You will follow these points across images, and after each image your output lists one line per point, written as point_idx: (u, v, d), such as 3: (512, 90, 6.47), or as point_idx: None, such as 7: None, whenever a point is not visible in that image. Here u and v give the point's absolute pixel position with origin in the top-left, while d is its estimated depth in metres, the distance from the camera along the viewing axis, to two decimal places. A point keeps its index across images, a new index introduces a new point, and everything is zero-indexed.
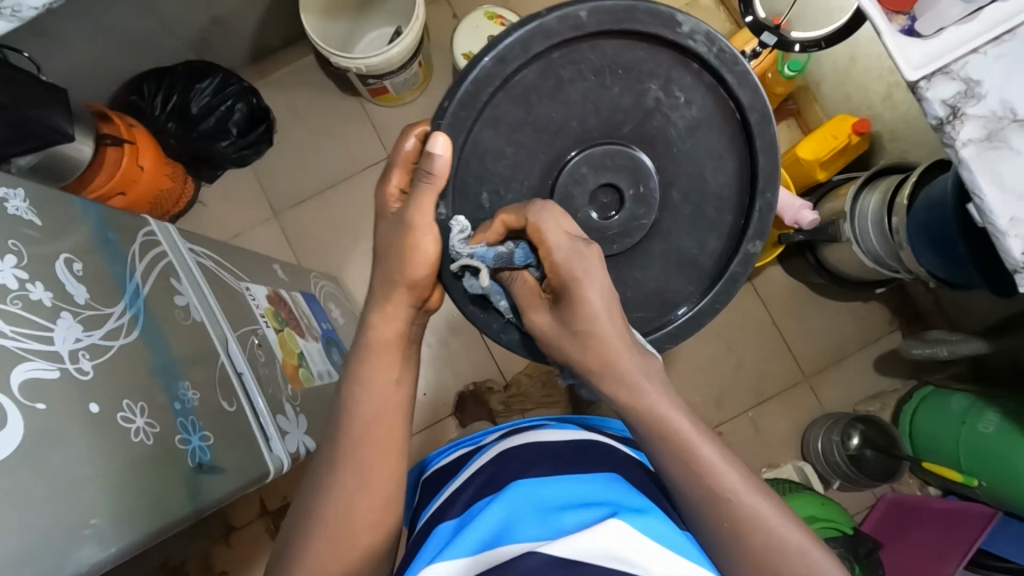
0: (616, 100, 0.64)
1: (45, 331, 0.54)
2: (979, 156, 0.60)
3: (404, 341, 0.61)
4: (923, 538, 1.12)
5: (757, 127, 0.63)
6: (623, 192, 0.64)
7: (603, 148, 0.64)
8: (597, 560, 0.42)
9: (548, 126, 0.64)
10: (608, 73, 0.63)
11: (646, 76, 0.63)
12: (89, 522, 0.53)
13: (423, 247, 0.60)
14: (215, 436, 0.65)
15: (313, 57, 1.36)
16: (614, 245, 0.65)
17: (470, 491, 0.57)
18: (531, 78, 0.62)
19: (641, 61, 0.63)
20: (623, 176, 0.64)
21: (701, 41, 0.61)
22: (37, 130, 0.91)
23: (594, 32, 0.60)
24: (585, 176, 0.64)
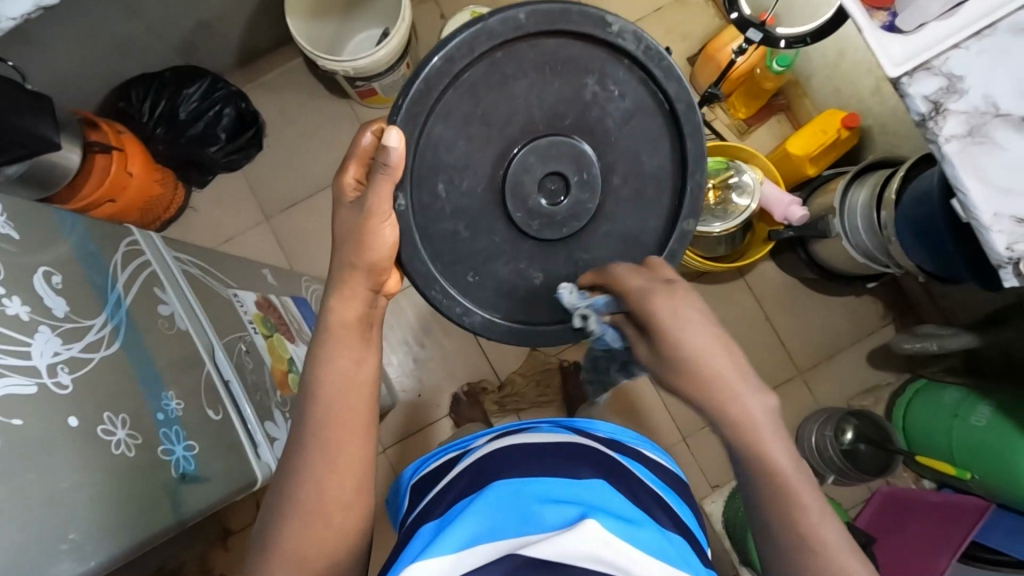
0: (558, 94, 0.63)
1: (22, 346, 0.54)
2: (962, 152, 0.60)
3: (367, 323, 0.60)
4: (918, 533, 1.12)
5: (684, 116, 0.64)
6: (570, 178, 0.63)
7: (546, 138, 0.62)
8: (578, 561, 0.42)
9: (501, 125, 0.63)
10: (549, 70, 0.62)
11: (583, 72, 0.63)
12: (68, 537, 0.53)
13: (382, 234, 0.58)
14: (200, 445, 0.65)
15: (301, 59, 1.35)
16: (563, 230, 0.64)
17: (453, 494, 0.56)
18: (478, 75, 0.61)
19: (578, 59, 0.62)
20: (569, 162, 0.63)
21: (630, 38, 0.61)
22: (23, 139, 0.91)
23: (533, 33, 0.60)
24: (533, 164, 0.63)
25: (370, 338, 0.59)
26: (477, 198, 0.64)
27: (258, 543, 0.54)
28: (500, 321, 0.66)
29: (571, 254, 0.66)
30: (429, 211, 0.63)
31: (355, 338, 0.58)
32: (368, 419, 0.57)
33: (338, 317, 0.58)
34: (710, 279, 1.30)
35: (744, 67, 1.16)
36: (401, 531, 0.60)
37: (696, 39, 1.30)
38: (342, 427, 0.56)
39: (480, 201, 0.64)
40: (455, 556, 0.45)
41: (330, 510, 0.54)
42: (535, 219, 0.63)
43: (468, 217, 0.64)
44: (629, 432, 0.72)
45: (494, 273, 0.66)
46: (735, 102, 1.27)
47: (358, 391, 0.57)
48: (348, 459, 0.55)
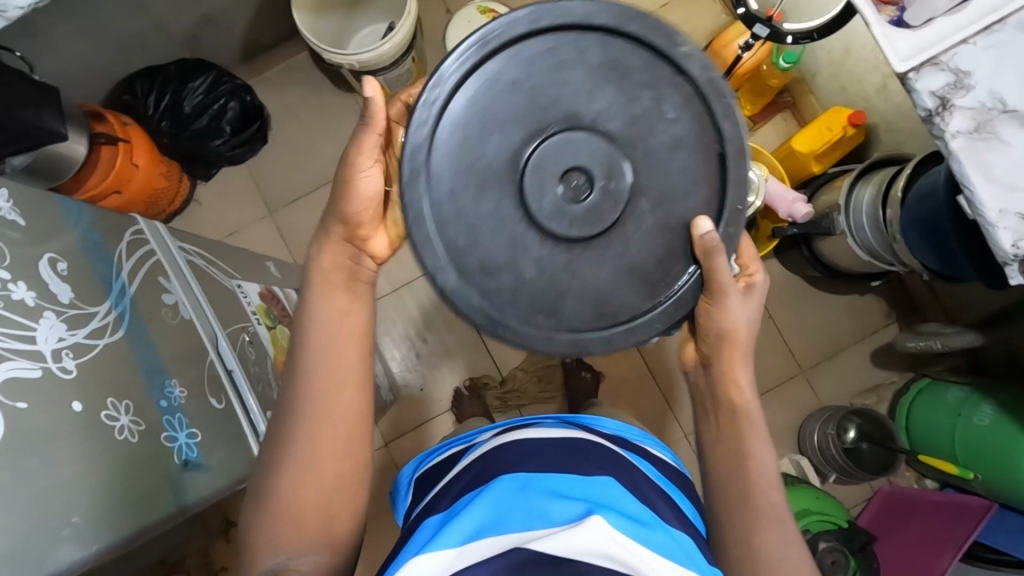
0: (607, 91, 0.55)
1: (28, 331, 0.54)
2: (968, 148, 0.60)
3: (353, 274, 0.61)
4: (919, 532, 1.12)
5: (734, 163, 0.55)
6: (595, 176, 0.54)
7: (580, 128, 0.54)
8: (585, 557, 0.42)
9: (536, 105, 0.54)
10: (607, 69, 0.55)
11: (646, 68, 0.55)
12: (71, 520, 0.53)
13: (361, 186, 0.58)
14: (202, 434, 0.65)
15: (306, 54, 1.35)
16: (571, 229, 0.54)
17: (458, 489, 0.57)
18: (536, 51, 0.55)
19: (638, 69, 0.55)
20: (599, 153, 0.54)
21: (700, 65, 0.55)
22: (31, 131, 0.91)
23: (600, 25, 0.54)
24: (560, 150, 0.54)
25: (356, 293, 0.60)
26: (487, 203, 0.55)
27: (260, 528, 0.55)
28: (472, 296, 0.55)
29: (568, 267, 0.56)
30: (435, 169, 0.55)
31: (340, 283, 0.60)
32: (354, 373, 0.58)
33: (325, 264, 0.60)
34: None
35: (750, 62, 1.14)
36: (408, 523, 0.60)
37: (701, 36, 1.29)
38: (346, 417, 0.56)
39: (484, 207, 0.55)
40: (458, 551, 0.45)
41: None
42: (544, 216, 0.54)
43: (462, 201, 0.55)
44: (634, 429, 0.72)
45: (483, 262, 0.55)
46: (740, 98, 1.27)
47: (343, 346, 0.58)
48: (333, 423, 0.56)
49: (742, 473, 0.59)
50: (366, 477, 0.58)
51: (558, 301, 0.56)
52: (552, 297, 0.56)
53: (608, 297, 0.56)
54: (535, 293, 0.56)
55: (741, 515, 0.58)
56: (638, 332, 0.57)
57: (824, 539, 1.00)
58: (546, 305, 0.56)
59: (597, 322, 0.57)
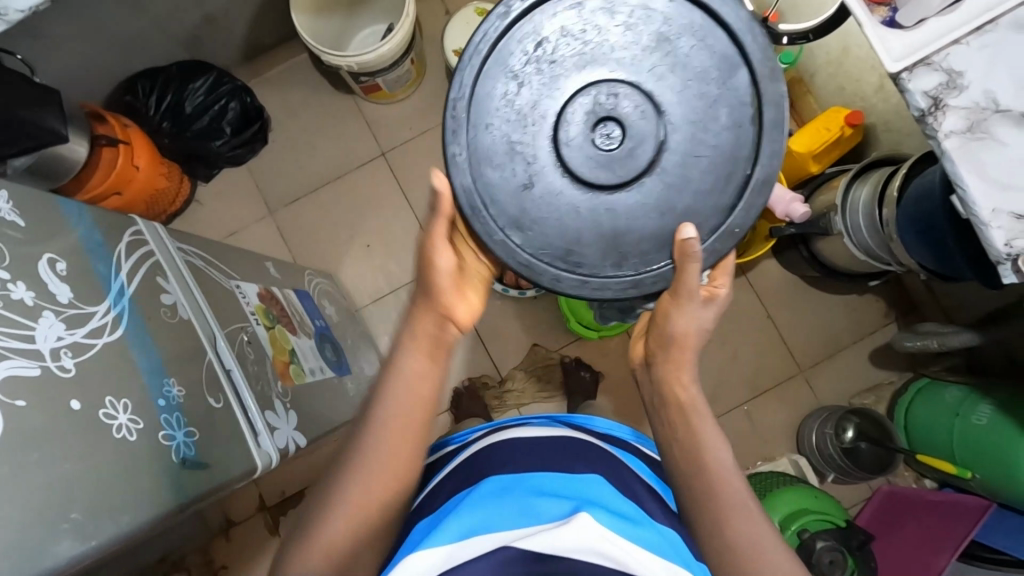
0: (679, 58, 0.58)
1: (26, 330, 0.55)
2: (962, 147, 0.60)
3: (443, 346, 0.61)
4: (916, 531, 1.12)
5: (753, 186, 0.58)
6: (630, 134, 0.57)
7: (637, 85, 0.57)
8: (573, 553, 0.43)
9: (606, 56, 0.57)
10: (691, 48, 0.58)
11: (727, 48, 0.58)
12: (69, 516, 0.53)
13: (439, 259, 0.59)
14: (200, 432, 0.66)
15: (307, 55, 1.36)
16: (581, 170, 0.57)
17: (447, 491, 0.57)
18: (637, 16, 0.58)
19: (716, 62, 0.58)
20: (646, 114, 0.57)
21: (773, 86, 0.58)
22: (32, 132, 0.92)
23: (705, 16, 0.58)
24: (610, 100, 0.57)
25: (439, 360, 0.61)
26: (519, 140, 0.58)
27: None
28: (467, 189, 0.59)
29: (548, 227, 0.59)
30: (497, 76, 0.59)
31: (427, 350, 0.60)
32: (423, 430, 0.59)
33: (416, 329, 0.60)
34: None
35: None
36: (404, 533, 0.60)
37: None
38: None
39: (513, 146, 0.59)
40: (449, 549, 0.45)
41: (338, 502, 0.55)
42: (567, 154, 0.57)
43: (501, 118, 0.59)
44: (624, 427, 0.72)
45: (487, 187, 0.59)
46: None
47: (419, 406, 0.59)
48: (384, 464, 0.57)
49: (713, 468, 0.56)
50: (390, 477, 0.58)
51: (533, 225, 0.59)
52: (530, 223, 0.59)
53: (573, 244, 0.59)
54: (517, 220, 0.59)
55: (706, 513, 0.55)
56: (590, 289, 0.59)
57: (823, 538, 1.00)
58: (522, 224, 0.59)
59: (559, 261, 0.59)
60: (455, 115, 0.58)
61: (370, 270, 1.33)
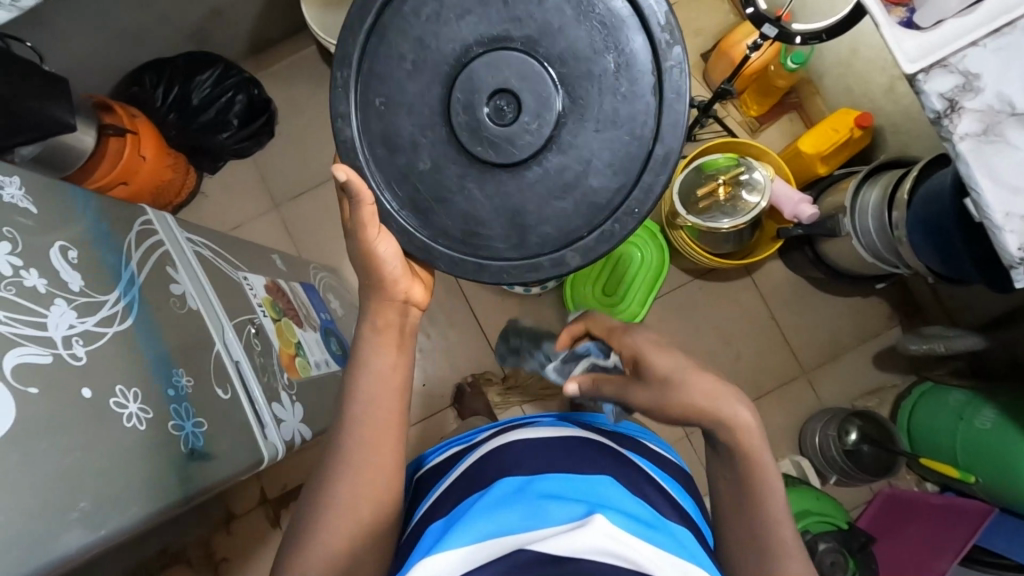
0: (573, 28, 0.57)
1: (39, 317, 0.54)
2: (977, 150, 0.60)
3: (404, 329, 0.62)
4: (916, 537, 1.12)
5: (654, 163, 0.58)
6: (522, 109, 0.57)
7: (523, 57, 0.57)
8: (587, 554, 0.42)
9: (499, 22, 0.57)
10: (586, 19, 0.58)
11: (621, 16, 0.58)
12: (78, 505, 0.53)
13: (380, 248, 0.59)
14: (208, 423, 0.66)
15: (314, 48, 1.35)
16: (479, 147, 0.58)
17: (456, 496, 0.56)
18: None
19: (613, 33, 0.58)
20: (538, 90, 0.57)
21: (669, 58, 0.57)
22: (40, 122, 0.92)
23: None
24: (500, 73, 0.57)
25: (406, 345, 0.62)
26: (414, 109, 0.60)
27: None
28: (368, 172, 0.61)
29: (447, 202, 0.60)
30: (392, 40, 0.60)
31: (393, 339, 0.61)
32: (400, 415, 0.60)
33: (377, 322, 0.61)
34: (718, 276, 1.30)
35: (759, 62, 1.14)
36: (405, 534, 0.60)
37: (709, 35, 1.30)
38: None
39: (405, 117, 0.60)
40: (463, 552, 0.45)
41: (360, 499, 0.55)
42: (457, 124, 0.58)
43: (394, 87, 0.60)
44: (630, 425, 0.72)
45: (383, 163, 0.61)
46: (747, 99, 1.27)
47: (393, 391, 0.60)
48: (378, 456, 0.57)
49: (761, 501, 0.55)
50: (398, 472, 0.59)
51: (435, 209, 0.60)
52: (431, 207, 0.60)
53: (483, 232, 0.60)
54: (415, 197, 0.60)
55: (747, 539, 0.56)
56: (487, 273, 0.60)
57: (824, 540, 1.00)
58: (424, 206, 0.60)
59: (461, 241, 0.60)
60: (343, 90, 0.60)
61: None
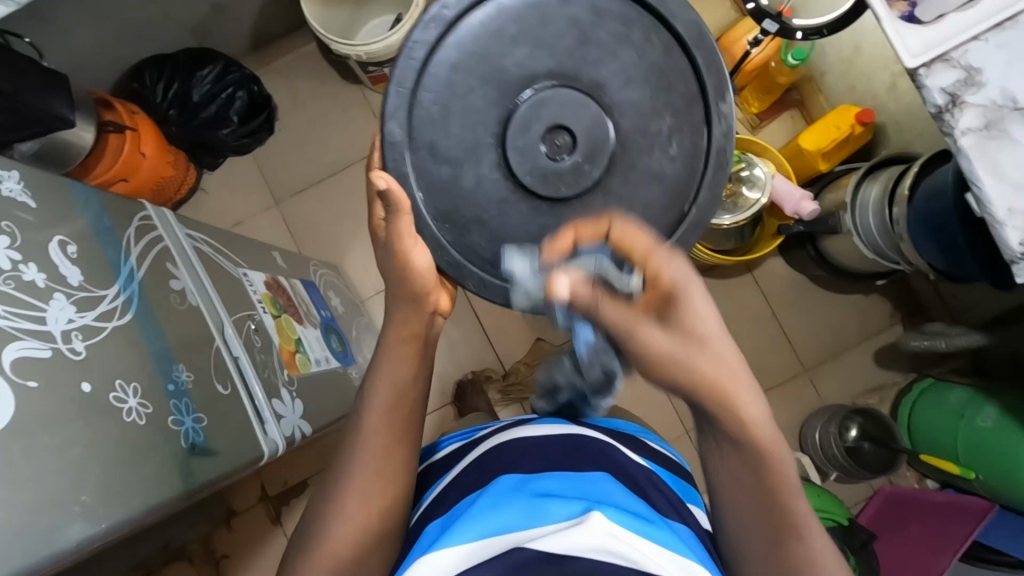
0: (640, 81, 0.63)
1: (38, 311, 0.54)
2: (979, 145, 0.60)
3: (423, 339, 0.62)
4: (915, 537, 1.12)
5: (686, 224, 0.65)
6: (578, 144, 0.61)
7: (584, 96, 0.61)
8: (585, 553, 0.42)
9: (570, 62, 0.62)
10: (655, 76, 0.63)
11: (686, 81, 0.64)
12: (79, 499, 0.53)
13: (415, 258, 0.61)
14: (208, 418, 0.66)
15: (314, 44, 1.35)
16: (531, 177, 0.61)
17: (456, 494, 0.56)
18: (608, 35, 0.63)
19: (677, 95, 0.64)
20: (597, 127, 0.62)
21: (720, 129, 0.65)
22: (40, 117, 0.92)
23: (676, 42, 0.64)
24: (560, 109, 0.61)
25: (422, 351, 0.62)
26: (467, 125, 0.62)
27: None
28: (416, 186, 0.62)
29: (483, 224, 0.63)
30: (458, 56, 0.62)
31: (404, 341, 0.61)
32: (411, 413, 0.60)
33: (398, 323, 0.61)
34: (720, 273, 1.30)
35: (759, 58, 1.14)
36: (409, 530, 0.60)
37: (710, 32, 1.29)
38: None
39: (458, 130, 0.62)
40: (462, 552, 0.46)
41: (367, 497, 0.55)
42: (512, 149, 0.61)
43: (455, 102, 0.62)
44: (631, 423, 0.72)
45: (426, 170, 0.62)
46: (748, 96, 1.26)
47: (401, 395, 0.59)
48: (380, 457, 0.57)
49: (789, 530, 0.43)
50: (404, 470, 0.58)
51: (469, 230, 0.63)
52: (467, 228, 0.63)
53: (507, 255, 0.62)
54: (450, 214, 0.63)
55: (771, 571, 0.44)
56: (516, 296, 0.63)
57: None
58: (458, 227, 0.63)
59: (488, 266, 0.63)
60: (403, 90, 0.62)
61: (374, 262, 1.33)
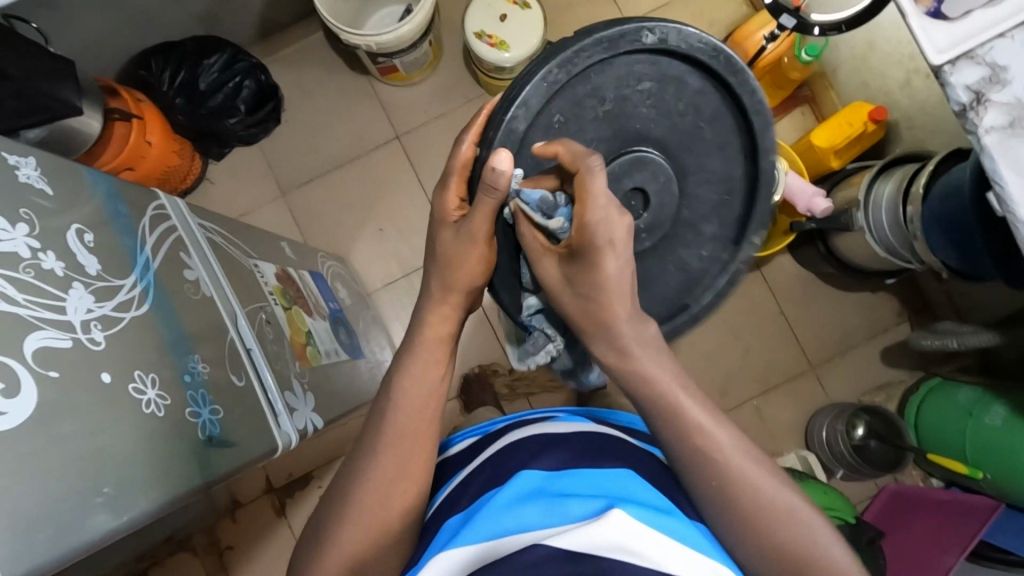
0: (709, 183, 0.68)
1: (57, 301, 0.54)
2: (1002, 144, 0.59)
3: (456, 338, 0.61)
4: (923, 527, 1.12)
5: (686, 317, 0.73)
6: (648, 214, 0.65)
7: (664, 168, 0.64)
8: (606, 553, 0.42)
9: (672, 137, 0.65)
10: (725, 190, 0.69)
11: (743, 204, 0.71)
12: (102, 490, 0.53)
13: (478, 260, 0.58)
14: (224, 410, 0.65)
15: (322, 34, 1.34)
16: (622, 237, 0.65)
17: (471, 491, 0.55)
18: (707, 129, 0.67)
19: (724, 213, 0.70)
20: (667, 191, 0.65)
21: (744, 252, 0.72)
22: (48, 103, 0.90)
23: (759, 170, 0.69)
24: (637, 173, 0.64)
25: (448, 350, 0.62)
26: (576, 148, 0.63)
27: None
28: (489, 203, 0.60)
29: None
30: (598, 82, 0.62)
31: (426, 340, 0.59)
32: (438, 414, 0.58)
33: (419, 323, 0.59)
34: None
35: (773, 54, 1.13)
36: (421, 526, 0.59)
37: (721, 27, 1.29)
38: (393, 394, 0.57)
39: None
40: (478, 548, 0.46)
41: (390, 492, 0.54)
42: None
43: (576, 127, 0.62)
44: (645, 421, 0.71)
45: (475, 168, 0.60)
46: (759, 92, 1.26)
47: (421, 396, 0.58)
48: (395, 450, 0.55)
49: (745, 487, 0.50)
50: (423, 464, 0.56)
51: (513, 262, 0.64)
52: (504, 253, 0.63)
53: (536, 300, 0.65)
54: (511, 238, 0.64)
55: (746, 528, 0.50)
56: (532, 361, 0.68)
57: None
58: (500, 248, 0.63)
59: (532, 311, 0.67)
60: (547, 85, 0.59)
61: (381, 253, 1.32)
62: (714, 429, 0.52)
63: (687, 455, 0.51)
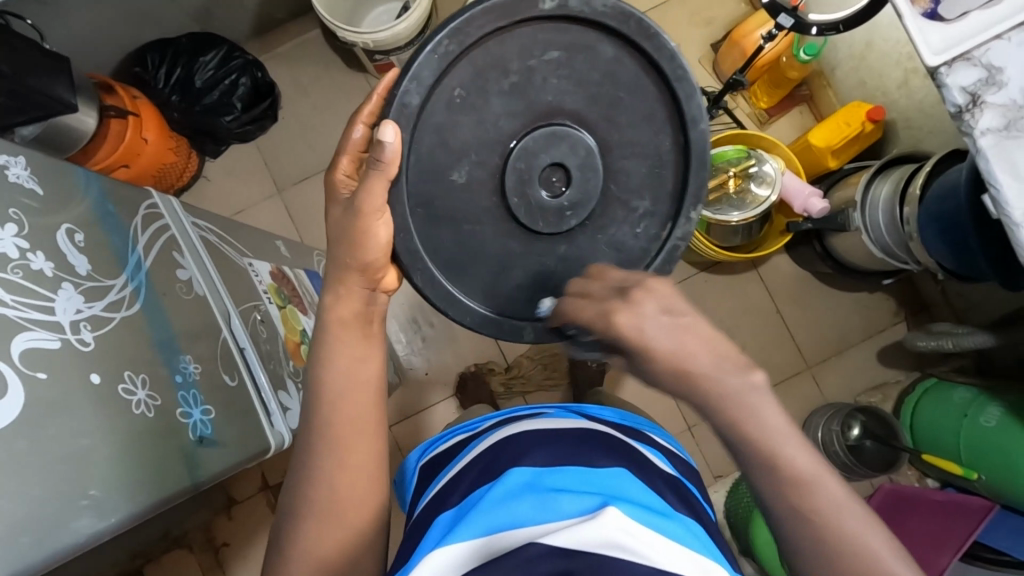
0: (638, 155, 0.62)
1: (46, 302, 0.54)
2: (997, 146, 0.59)
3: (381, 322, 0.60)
4: (919, 527, 1.08)
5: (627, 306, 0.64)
6: (571, 190, 0.60)
7: (573, 137, 0.60)
8: (599, 550, 0.41)
9: (591, 111, 0.61)
10: (655, 164, 0.63)
11: (676, 175, 0.63)
12: (88, 492, 0.53)
13: (376, 233, 0.56)
14: (216, 411, 0.65)
15: (319, 31, 1.33)
16: (537, 218, 0.60)
17: (466, 485, 0.55)
18: (626, 95, 0.61)
19: (657, 188, 0.63)
20: (588, 167, 0.60)
21: (682, 230, 0.63)
22: (41, 100, 0.90)
23: (687, 138, 0.62)
24: (550, 147, 0.59)
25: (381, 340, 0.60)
26: (481, 125, 0.60)
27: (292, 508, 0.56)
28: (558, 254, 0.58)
29: (488, 229, 0.61)
30: (500, 53, 0.59)
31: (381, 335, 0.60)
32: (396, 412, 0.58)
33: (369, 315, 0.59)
34: (723, 268, 1.29)
35: (771, 53, 1.14)
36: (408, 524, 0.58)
37: (719, 25, 1.28)
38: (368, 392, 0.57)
39: (471, 127, 0.60)
40: (467, 547, 0.45)
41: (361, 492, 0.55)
42: (508, 170, 0.59)
43: (479, 102, 0.59)
44: (639, 418, 0.70)
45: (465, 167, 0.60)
46: (757, 91, 1.26)
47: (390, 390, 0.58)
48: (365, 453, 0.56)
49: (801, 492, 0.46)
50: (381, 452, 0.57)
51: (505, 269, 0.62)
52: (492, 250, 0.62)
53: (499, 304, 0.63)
54: (461, 216, 0.60)
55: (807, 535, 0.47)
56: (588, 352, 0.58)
57: None
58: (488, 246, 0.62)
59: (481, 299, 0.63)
60: (438, 57, 0.56)
61: None
62: (823, 480, 0.46)
63: (785, 506, 0.46)
